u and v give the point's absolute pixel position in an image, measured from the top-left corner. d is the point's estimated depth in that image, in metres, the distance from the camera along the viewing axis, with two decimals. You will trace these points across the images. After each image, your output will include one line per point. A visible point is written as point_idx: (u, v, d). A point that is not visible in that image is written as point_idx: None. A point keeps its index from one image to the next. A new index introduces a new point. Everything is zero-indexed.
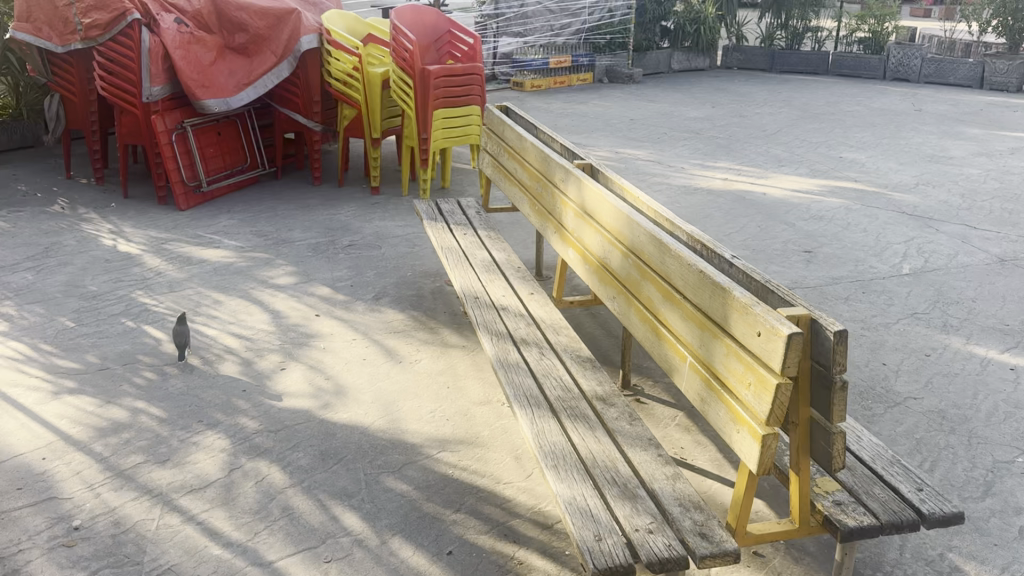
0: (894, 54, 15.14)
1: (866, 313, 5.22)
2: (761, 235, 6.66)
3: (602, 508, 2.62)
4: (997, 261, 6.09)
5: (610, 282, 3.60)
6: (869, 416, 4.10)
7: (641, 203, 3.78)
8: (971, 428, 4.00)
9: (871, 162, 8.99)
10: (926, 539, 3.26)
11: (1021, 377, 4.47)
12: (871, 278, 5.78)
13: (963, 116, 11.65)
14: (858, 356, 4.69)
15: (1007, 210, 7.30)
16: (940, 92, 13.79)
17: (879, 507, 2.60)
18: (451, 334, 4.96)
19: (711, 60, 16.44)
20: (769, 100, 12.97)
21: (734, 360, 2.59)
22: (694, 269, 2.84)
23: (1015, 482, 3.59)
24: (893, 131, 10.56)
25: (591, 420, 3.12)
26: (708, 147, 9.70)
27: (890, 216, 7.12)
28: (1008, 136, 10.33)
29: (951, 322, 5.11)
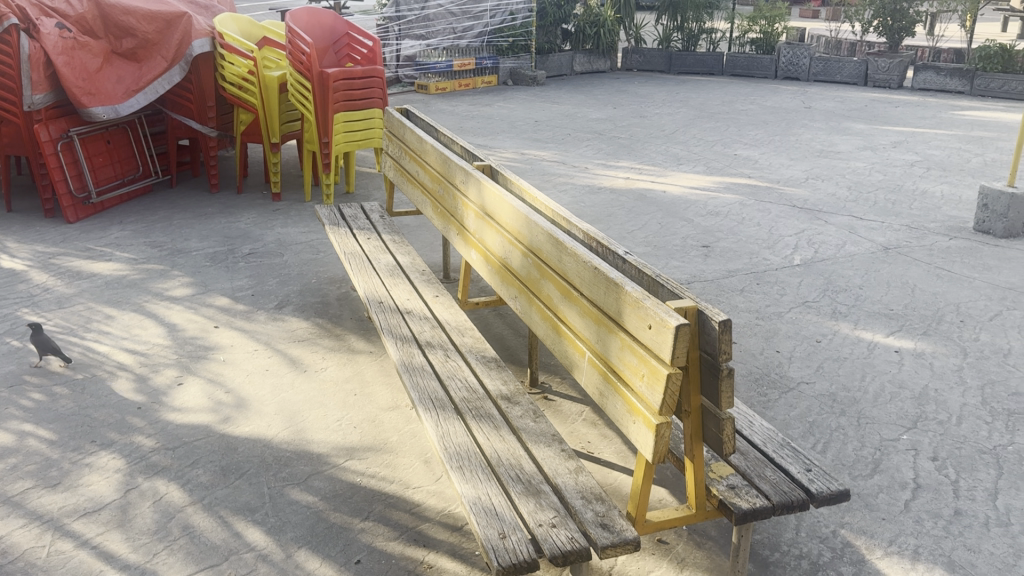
0: (783, 54, 15.74)
1: (761, 303, 5.42)
2: (661, 231, 6.82)
3: (506, 506, 2.63)
4: (881, 249, 6.40)
5: (511, 281, 3.61)
6: (764, 402, 4.25)
7: (539, 202, 3.80)
8: (859, 409, 4.20)
9: (764, 158, 9.33)
10: (820, 517, 3.40)
11: (905, 359, 4.72)
12: (764, 270, 6.00)
13: (849, 112, 12.21)
14: (753, 345, 4.87)
15: (890, 201, 7.68)
16: (828, 90, 14.42)
17: (770, 489, 2.70)
18: (356, 340, 4.90)
19: (612, 61, 16.73)
20: (668, 100, 13.30)
21: (629, 353, 2.65)
22: (589, 266, 2.88)
23: (901, 459, 3.78)
24: (784, 128, 10.99)
25: (495, 420, 3.12)
26: (610, 147, 9.87)
27: (782, 210, 7.41)
28: (890, 130, 10.87)
29: (840, 309, 5.35)
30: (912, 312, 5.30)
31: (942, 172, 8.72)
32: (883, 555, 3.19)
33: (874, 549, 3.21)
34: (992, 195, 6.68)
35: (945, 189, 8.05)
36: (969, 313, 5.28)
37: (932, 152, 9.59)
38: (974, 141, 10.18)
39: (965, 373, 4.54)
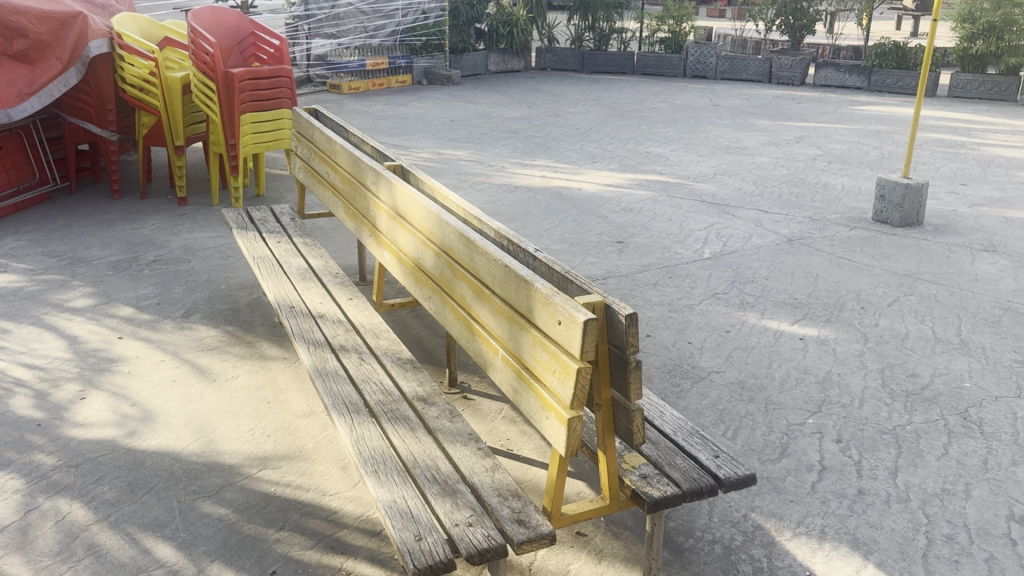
0: (692, 53, 16.10)
1: (673, 296, 5.54)
2: (577, 228, 6.90)
3: (422, 508, 2.55)
4: (785, 241, 6.63)
5: (424, 281, 3.57)
6: (677, 392, 4.35)
7: (450, 201, 3.78)
8: (767, 395, 4.34)
9: (675, 155, 9.54)
10: (731, 502, 3.50)
11: (809, 346, 4.89)
12: (676, 264, 6.13)
13: (754, 109, 12.59)
14: (666, 337, 4.97)
15: (794, 194, 7.97)
16: (734, 88, 14.83)
17: (681, 476, 2.76)
18: (268, 347, 4.80)
19: (525, 61, 16.83)
20: (581, 99, 13.46)
21: (541, 350, 2.65)
22: (499, 264, 2.86)
23: (807, 442, 3.92)
24: (693, 125, 11.26)
25: (411, 421, 3.03)
26: (526, 146, 9.93)
27: (692, 205, 7.59)
28: (793, 126, 11.26)
29: (748, 300, 5.51)
30: (815, 301, 5.50)
31: (842, 165, 9.07)
32: (792, 536, 3.29)
33: (783, 530, 3.32)
34: (888, 186, 6.99)
35: (846, 182, 8.38)
36: (869, 300, 5.51)
37: (833, 146, 9.97)
38: (871, 135, 10.63)
39: (865, 358, 4.74)
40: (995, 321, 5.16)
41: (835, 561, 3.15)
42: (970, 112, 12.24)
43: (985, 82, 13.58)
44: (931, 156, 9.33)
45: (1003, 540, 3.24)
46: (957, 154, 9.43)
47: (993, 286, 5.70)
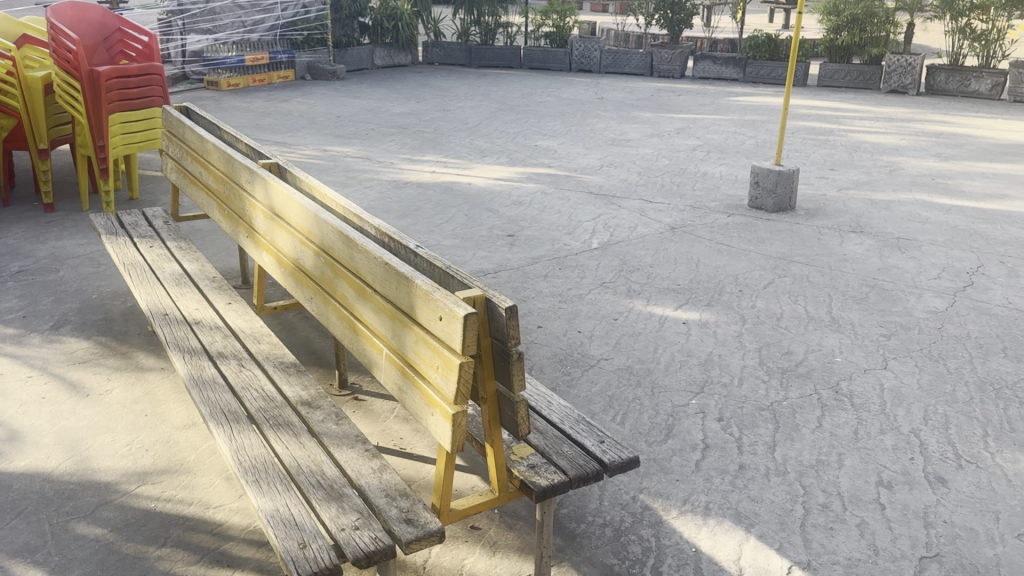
0: (576, 47, 16.35)
1: (563, 287, 5.61)
2: (467, 223, 6.90)
3: (307, 515, 2.48)
4: (669, 229, 6.83)
5: (305, 282, 3.45)
6: (568, 381, 4.42)
7: (330, 200, 3.69)
8: (653, 379, 4.46)
9: (563, 148, 9.67)
10: (621, 485, 3.58)
11: (692, 330, 5.05)
12: (566, 255, 6.22)
13: (637, 102, 12.91)
14: (556, 327, 5.03)
15: (676, 183, 8.22)
16: (619, 81, 15.16)
17: (567, 464, 2.79)
18: (146, 357, 4.60)
19: (412, 55, 16.70)
20: (469, 94, 13.47)
21: (423, 346, 2.51)
22: (379, 261, 2.72)
23: (691, 422, 4.06)
24: (579, 119, 11.43)
25: (295, 427, 2.96)
26: (415, 142, 9.86)
27: (580, 197, 7.72)
28: (675, 117, 11.59)
29: (635, 288, 5.65)
30: (697, 286, 5.69)
31: (720, 154, 9.42)
32: (678, 514, 3.39)
33: (670, 510, 3.42)
34: (762, 173, 7.28)
35: (724, 170, 8.69)
36: (747, 283, 5.74)
37: (712, 136, 10.31)
38: (747, 125, 11.07)
39: (744, 338, 4.94)
40: (862, 298, 5.46)
41: (719, 536, 3.26)
42: (838, 101, 12.88)
43: (851, 72, 14.31)
44: (802, 143, 9.78)
45: (872, 505, 3.42)
46: (826, 141, 9.91)
47: (860, 265, 6.03)
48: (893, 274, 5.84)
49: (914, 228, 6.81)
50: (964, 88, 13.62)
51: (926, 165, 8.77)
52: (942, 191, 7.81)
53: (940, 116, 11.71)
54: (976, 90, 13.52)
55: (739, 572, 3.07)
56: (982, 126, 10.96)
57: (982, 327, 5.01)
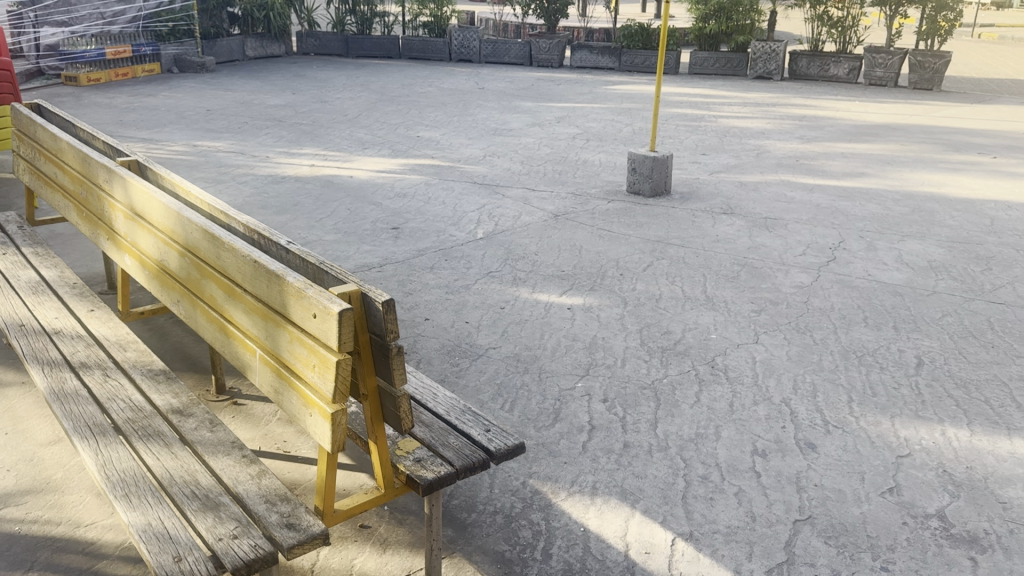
0: (455, 37, 16.29)
1: (449, 278, 5.60)
2: (349, 217, 6.79)
3: (181, 527, 2.39)
4: (552, 217, 6.92)
5: (172, 285, 3.31)
6: (456, 372, 4.41)
7: (195, 197, 3.55)
8: (540, 365, 4.52)
9: (445, 139, 9.63)
10: (511, 472, 3.59)
11: (577, 314, 5.14)
12: (452, 246, 6.21)
13: (518, 91, 12.99)
14: (443, 319, 5.01)
15: (557, 171, 8.33)
16: (499, 71, 15.22)
17: (454, 455, 2.68)
18: (4, 372, 4.31)
19: (286, 46, 16.28)
20: (347, 84, 13.22)
21: (298, 346, 2.42)
22: (248, 259, 2.61)
23: (578, 405, 4.13)
24: (460, 109, 11.41)
25: (166, 437, 2.84)
26: (291, 135, 9.60)
27: (463, 187, 7.73)
28: (554, 106, 11.73)
29: (520, 276, 5.69)
30: (580, 271, 5.79)
31: (600, 142, 9.60)
32: (566, 496, 3.44)
33: (559, 492, 3.47)
34: (638, 160, 7.47)
35: (603, 158, 8.87)
36: (627, 267, 5.89)
37: (590, 125, 10.50)
38: (624, 112, 11.32)
39: (626, 320, 5.06)
40: (734, 276, 5.70)
41: (605, 514, 3.34)
42: (709, 88, 13.35)
43: (719, 59, 14.87)
44: (676, 130, 10.10)
45: (748, 474, 3.58)
46: (698, 127, 10.26)
47: (732, 245, 6.28)
48: (762, 253, 6.12)
49: (781, 207, 7.15)
50: (824, 73, 14.36)
51: (791, 148, 9.20)
52: (805, 172, 8.22)
53: (803, 100, 12.30)
54: (835, 74, 14.28)
55: (626, 548, 3.14)
56: (841, 108, 11.58)
57: (844, 299, 5.31)
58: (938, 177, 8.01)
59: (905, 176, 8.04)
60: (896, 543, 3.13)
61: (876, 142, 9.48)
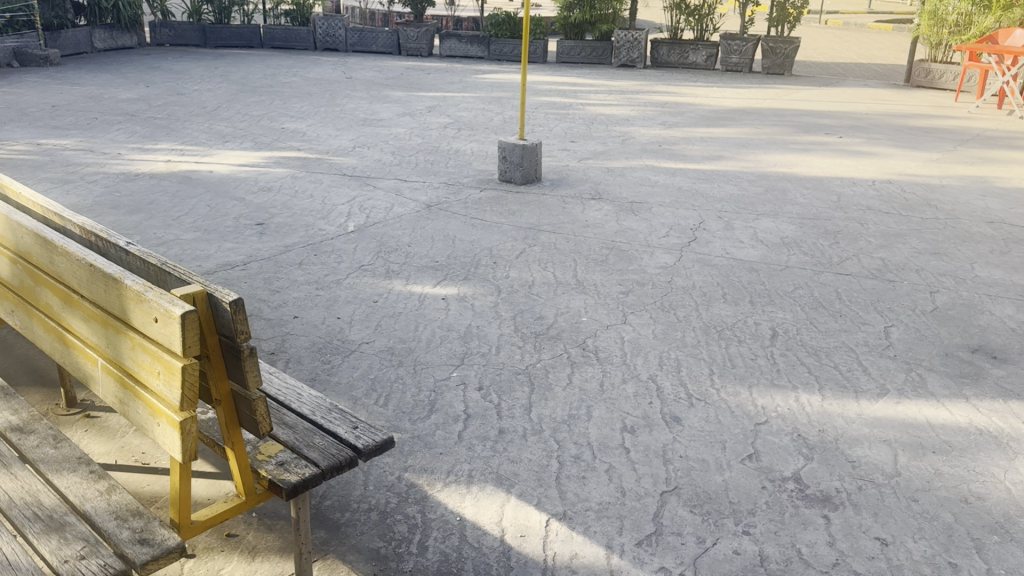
0: (319, 26, 15.93)
1: (319, 274, 5.46)
2: (210, 213, 6.53)
3: (22, 552, 2.24)
4: (424, 207, 6.87)
5: (4, 294, 3.09)
6: (328, 369, 4.26)
7: (26, 199, 3.32)
8: (415, 356, 4.45)
9: (312, 130, 9.40)
10: (386, 467, 3.49)
11: (451, 305, 5.12)
12: (320, 240, 6.07)
13: (387, 80, 12.83)
14: (314, 315, 4.87)
15: (429, 161, 8.28)
16: (367, 60, 14.97)
17: (319, 455, 2.59)
18: None
19: (138, 37, 15.51)
20: (206, 76, 12.70)
21: (141, 352, 2.31)
22: (82, 263, 2.46)
23: (453, 395, 4.08)
24: (327, 99, 11.16)
25: (4, 457, 2.65)
26: (146, 129, 9.14)
27: (332, 179, 7.57)
28: (424, 96, 11.66)
29: (393, 269, 5.62)
30: (454, 261, 5.77)
31: (470, 131, 9.62)
32: (443, 486, 3.38)
33: (434, 483, 3.40)
34: (508, 148, 7.51)
35: (475, 146, 8.88)
36: (500, 254, 5.92)
37: (461, 114, 10.49)
38: (494, 101, 11.37)
39: (500, 308, 5.09)
40: (603, 260, 5.83)
41: (482, 501, 3.30)
42: (575, 76, 13.59)
43: (584, 48, 15.17)
44: (545, 118, 10.23)
45: (619, 450, 3.67)
46: (566, 115, 10.43)
47: (600, 230, 6.43)
48: (629, 236, 6.29)
49: (645, 191, 7.36)
50: (684, 60, 14.88)
51: (654, 133, 9.49)
52: (668, 156, 8.50)
53: (665, 86, 12.71)
54: (694, 61, 14.82)
55: (502, 533, 3.12)
56: (700, 94, 12.03)
57: (705, 278, 5.53)
58: (790, 158, 8.45)
59: (759, 158, 8.45)
60: (756, 507, 3.29)
61: (733, 126, 9.90)
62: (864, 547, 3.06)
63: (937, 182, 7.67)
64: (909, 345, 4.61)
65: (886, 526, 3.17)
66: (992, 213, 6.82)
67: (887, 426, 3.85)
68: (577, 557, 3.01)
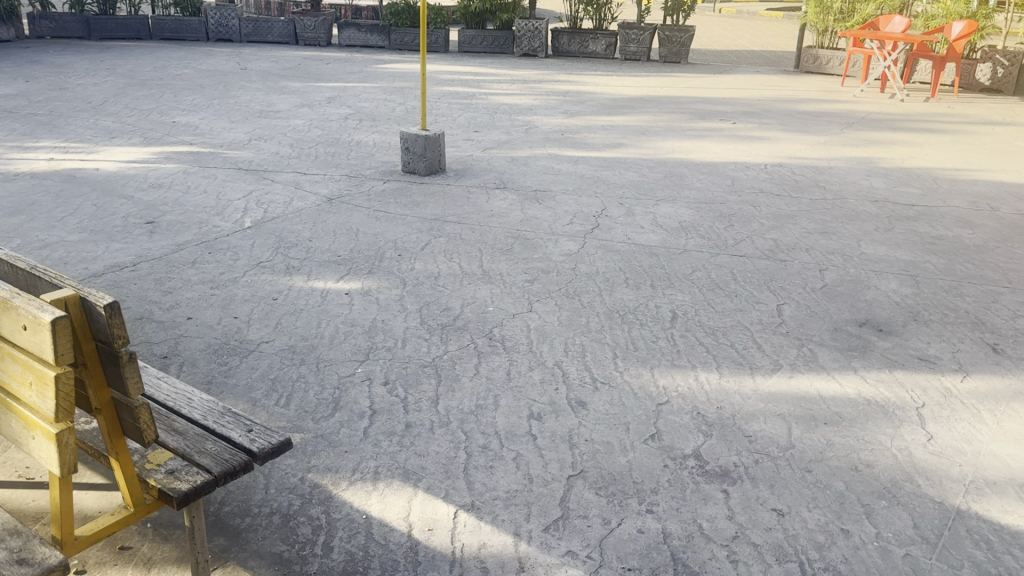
0: (210, 16, 15.45)
1: (215, 272, 5.29)
2: (97, 213, 6.24)
3: None
4: (325, 201, 6.73)
5: None
6: (225, 371, 4.13)
7: None
8: (318, 354, 4.36)
9: (205, 123, 9.10)
10: (288, 469, 3.41)
11: (354, 299, 5.04)
12: (215, 237, 5.88)
13: (284, 71, 12.53)
14: (210, 316, 4.71)
15: (329, 153, 8.13)
16: (263, 51, 14.57)
17: (211, 461, 2.51)
18: None
19: (15, 29, 14.70)
20: (91, 69, 12.14)
21: (11, 363, 2.18)
22: None
23: (358, 391, 4.01)
24: (221, 91, 10.80)
25: None
26: (25, 126, 8.66)
27: (227, 174, 7.34)
28: (323, 86, 11.41)
29: (293, 264, 5.50)
30: (357, 255, 5.68)
31: (372, 122, 9.48)
32: (347, 486, 3.32)
33: (339, 482, 3.33)
34: (410, 139, 7.43)
35: (376, 138, 8.76)
36: (405, 247, 5.86)
37: (362, 105, 10.33)
38: (396, 91, 11.24)
39: (405, 301, 5.04)
40: (508, 250, 5.84)
41: (388, 498, 3.26)
42: (478, 66, 13.57)
43: (486, 37, 15.17)
44: (447, 108, 10.18)
45: (526, 438, 3.69)
46: (469, 105, 10.39)
47: (505, 219, 6.44)
48: (533, 224, 6.32)
49: (549, 179, 7.42)
50: (584, 49, 15.04)
51: (556, 122, 9.56)
52: (570, 145, 8.58)
53: (567, 75, 12.83)
54: (594, 50, 15.00)
55: (409, 528, 3.09)
56: (600, 83, 12.19)
57: (608, 263, 5.61)
58: (686, 144, 8.66)
59: (657, 145, 8.63)
60: (659, 485, 3.36)
61: (632, 114, 10.07)
62: (762, 519, 3.17)
63: (825, 164, 7.99)
64: (801, 322, 4.79)
65: (782, 498, 3.29)
66: (876, 192, 7.14)
67: (781, 401, 3.99)
68: (485, 547, 3.01)
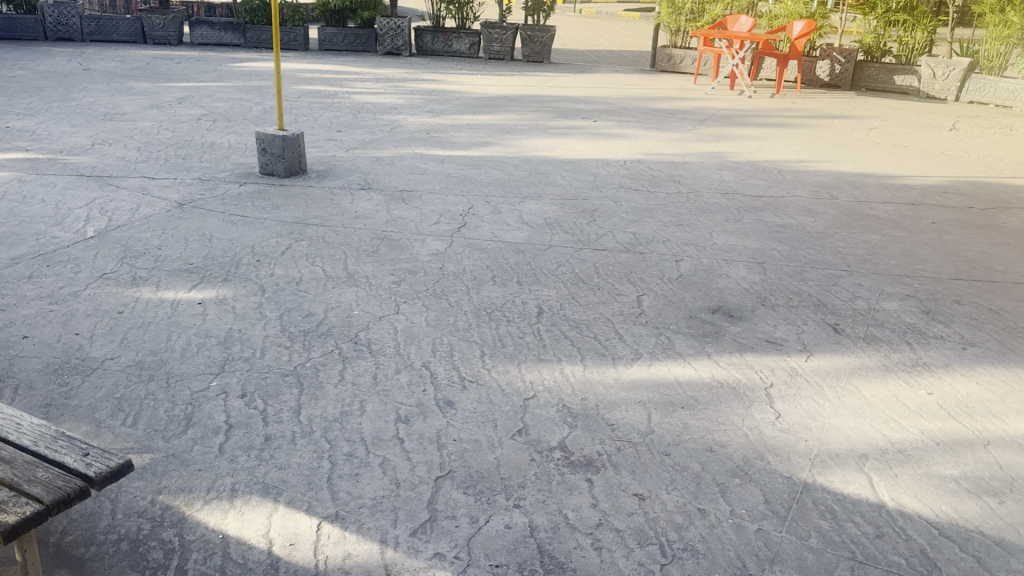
0: (48, 13, 14.53)
1: (53, 286, 4.96)
2: None
3: None
4: (176, 206, 6.44)
5: None
6: (65, 392, 3.88)
7: None
8: (168, 369, 4.16)
9: (42, 128, 8.52)
10: (137, 491, 3.23)
11: (209, 309, 4.84)
12: (54, 249, 5.51)
13: (130, 71, 11.89)
14: (48, 333, 4.41)
15: (181, 156, 7.78)
16: (107, 50, 13.80)
17: (43, 490, 2.35)
18: None
19: None
20: None
21: None
22: None
23: (213, 405, 3.85)
24: (60, 94, 10.14)
25: None
26: None
27: (68, 181, 6.90)
28: (174, 87, 10.89)
29: (140, 275, 5.22)
30: (212, 262, 5.46)
31: (227, 122, 9.14)
32: (202, 505, 3.18)
33: (193, 503, 3.19)
34: (267, 139, 7.20)
35: (232, 139, 8.44)
36: (264, 252, 5.68)
37: (216, 105, 9.93)
38: (252, 91, 10.87)
39: (264, 308, 4.88)
40: (374, 251, 5.76)
41: (247, 514, 3.15)
42: (340, 65, 13.32)
43: (347, 36, 14.90)
44: (309, 108, 9.94)
45: (392, 442, 3.64)
46: (331, 105, 10.18)
47: (370, 220, 6.34)
48: (399, 225, 6.26)
49: (414, 179, 7.37)
50: (448, 48, 15.05)
51: (421, 121, 9.50)
52: (436, 144, 8.55)
53: (432, 75, 12.77)
54: (458, 49, 15.01)
55: (269, 544, 3.00)
56: (465, 82, 12.21)
57: (475, 262, 5.62)
58: (550, 142, 8.80)
59: (522, 143, 8.72)
60: (525, 480, 3.39)
61: (496, 113, 10.14)
62: (624, 504, 3.26)
63: (680, 159, 8.30)
64: (659, 311, 4.96)
65: (643, 483, 3.39)
66: (727, 184, 7.49)
67: (641, 388, 4.11)
68: (350, 557, 2.95)
